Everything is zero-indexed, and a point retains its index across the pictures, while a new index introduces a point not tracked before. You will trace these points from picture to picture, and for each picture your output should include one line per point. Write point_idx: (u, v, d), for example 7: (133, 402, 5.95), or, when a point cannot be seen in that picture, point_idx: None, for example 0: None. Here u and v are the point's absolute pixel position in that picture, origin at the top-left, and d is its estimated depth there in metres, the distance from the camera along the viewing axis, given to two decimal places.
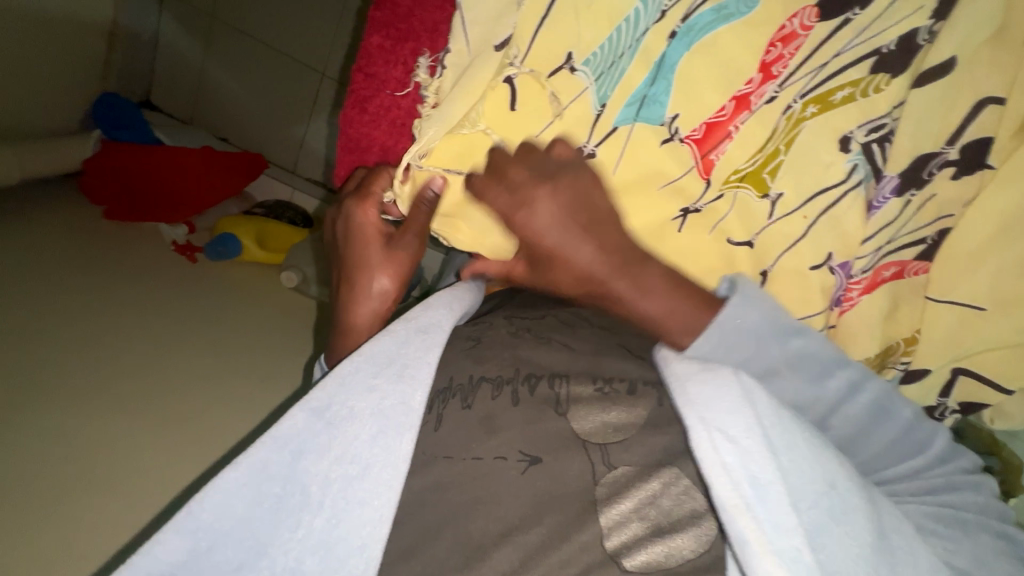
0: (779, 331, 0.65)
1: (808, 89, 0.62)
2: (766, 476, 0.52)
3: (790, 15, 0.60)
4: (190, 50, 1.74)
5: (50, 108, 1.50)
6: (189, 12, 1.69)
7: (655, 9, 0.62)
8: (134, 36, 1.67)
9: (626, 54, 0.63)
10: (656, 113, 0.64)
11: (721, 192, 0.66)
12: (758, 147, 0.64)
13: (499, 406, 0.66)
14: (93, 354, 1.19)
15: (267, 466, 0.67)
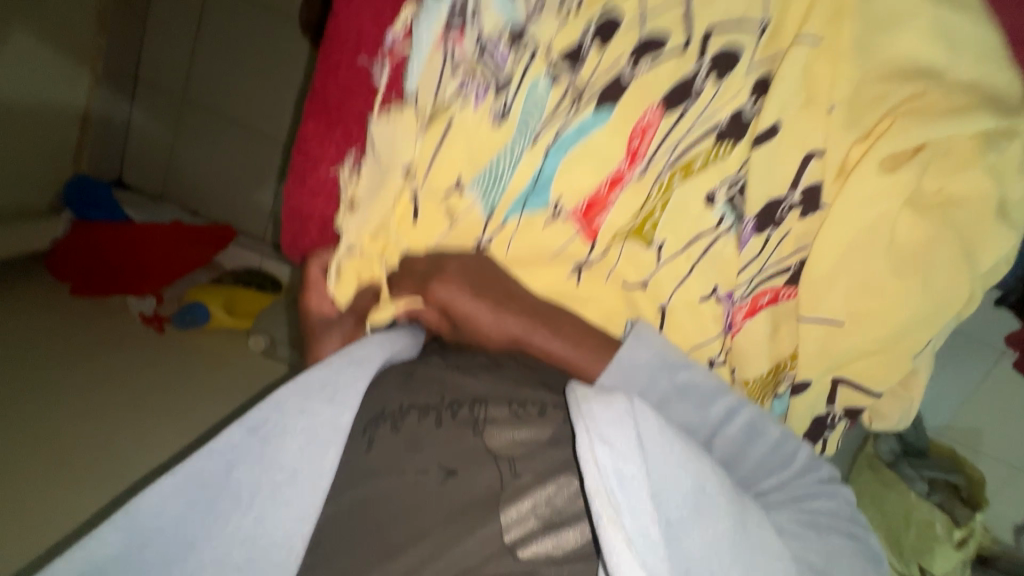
0: (668, 366, 0.61)
1: (672, 161, 0.58)
2: (641, 502, 0.50)
3: (645, 107, 0.55)
4: (162, 133, 1.87)
5: (20, 191, 1.56)
6: (160, 99, 1.84)
7: (529, 133, 0.56)
8: (106, 122, 1.79)
9: (507, 170, 0.57)
10: (540, 202, 0.59)
11: (607, 247, 0.61)
12: (634, 212, 0.60)
13: (423, 428, 0.62)
14: (55, 415, 1.17)
15: (207, 476, 0.62)
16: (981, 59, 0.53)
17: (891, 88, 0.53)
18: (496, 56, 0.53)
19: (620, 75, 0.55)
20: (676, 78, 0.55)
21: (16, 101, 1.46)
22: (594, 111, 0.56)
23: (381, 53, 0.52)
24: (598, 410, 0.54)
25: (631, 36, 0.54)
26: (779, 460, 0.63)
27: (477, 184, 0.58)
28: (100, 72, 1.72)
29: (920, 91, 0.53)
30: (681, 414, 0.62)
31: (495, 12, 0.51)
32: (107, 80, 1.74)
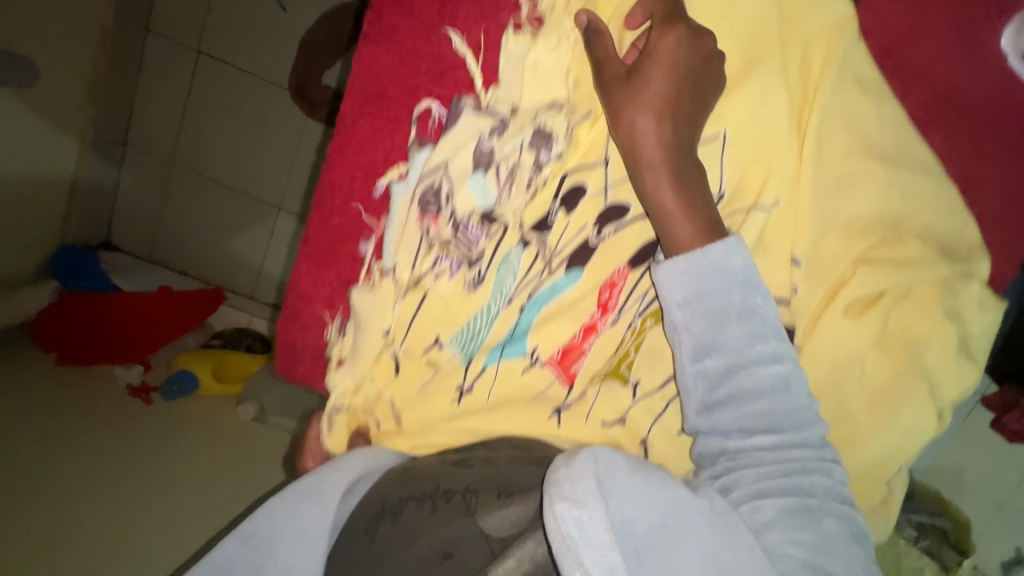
0: (744, 284, 0.53)
1: (643, 310, 0.62)
2: (601, 536, 0.46)
3: (612, 267, 0.61)
4: (152, 197, 1.87)
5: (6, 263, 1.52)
6: (150, 163, 1.85)
7: (504, 294, 0.61)
8: (95, 187, 1.78)
9: (484, 327, 0.62)
10: (517, 350, 0.63)
11: (585, 389, 0.65)
12: (610, 353, 0.64)
13: (420, 519, 0.58)
14: (48, 505, 1.13)
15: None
16: (934, 211, 0.57)
17: (855, 237, 0.57)
18: (468, 234, 0.57)
19: (586, 240, 0.60)
20: (640, 239, 0.60)
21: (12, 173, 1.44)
22: (565, 272, 0.61)
23: (373, 230, 0.60)
24: (562, 466, 0.50)
25: (595, 203, 0.58)
26: (793, 423, 0.53)
27: (456, 342, 0.62)
28: (91, 139, 1.69)
29: (882, 241, 0.57)
30: (732, 337, 0.53)
31: (469, 193, 0.56)
32: (97, 145, 1.72)
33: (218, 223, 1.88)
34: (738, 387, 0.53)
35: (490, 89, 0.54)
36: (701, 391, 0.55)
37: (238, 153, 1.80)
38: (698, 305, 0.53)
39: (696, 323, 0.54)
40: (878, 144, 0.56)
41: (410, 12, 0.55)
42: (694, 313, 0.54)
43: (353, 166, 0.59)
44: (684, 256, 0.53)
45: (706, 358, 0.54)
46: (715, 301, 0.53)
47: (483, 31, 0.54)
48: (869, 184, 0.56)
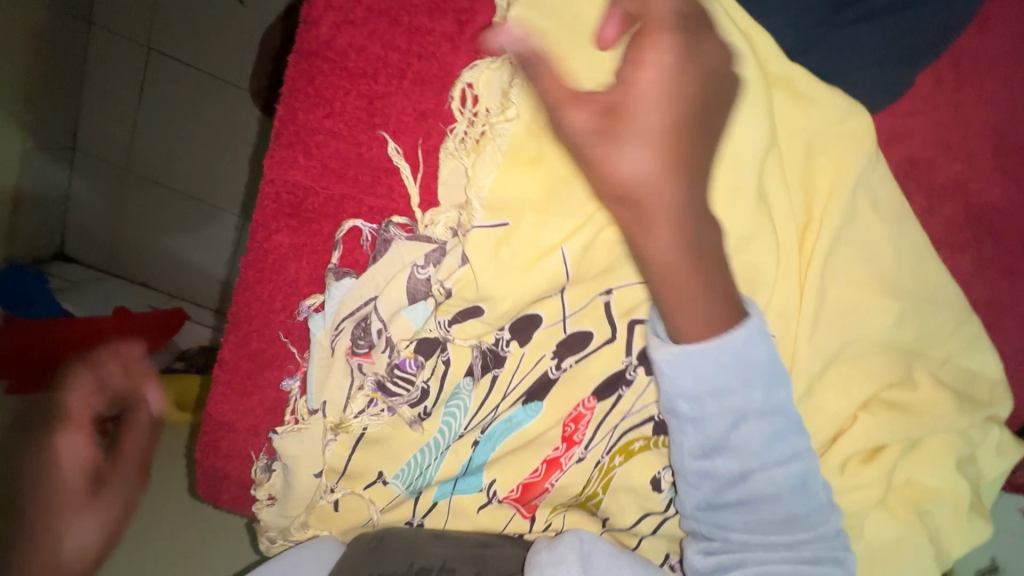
0: (761, 380, 0.43)
1: (612, 444, 0.55)
2: None
3: (577, 400, 0.53)
4: (104, 204, 1.58)
5: None
6: (103, 171, 1.54)
7: (455, 431, 0.54)
8: (42, 198, 1.49)
9: (432, 464, 0.55)
10: (472, 484, 0.57)
11: (549, 520, 0.58)
12: (578, 489, 0.56)
13: None
14: None
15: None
16: (953, 347, 0.50)
17: (863, 378, 0.49)
18: (404, 372, 0.49)
19: (545, 373, 0.52)
20: (607, 369, 0.52)
21: None
22: (523, 405, 0.53)
23: (298, 364, 0.52)
24: (545, 546, 0.51)
25: (553, 332, 0.50)
26: (807, 518, 0.46)
27: (400, 478, 0.55)
28: (32, 145, 1.40)
29: (894, 382, 0.49)
30: (747, 440, 0.44)
31: (406, 321, 0.46)
32: (40, 151, 1.42)
33: (184, 244, 1.58)
34: (750, 491, 0.45)
35: (426, 212, 0.44)
36: (707, 491, 0.47)
37: (208, 164, 1.50)
38: (710, 404, 0.43)
39: (707, 425, 0.44)
40: (897, 274, 0.47)
41: (330, 109, 0.45)
42: (704, 413, 0.44)
43: (271, 285, 0.50)
44: (697, 347, 0.41)
45: (713, 459, 0.45)
46: (732, 401, 0.43)
47: (423, 138, 0.45)
48: (883, 316, 0.47)
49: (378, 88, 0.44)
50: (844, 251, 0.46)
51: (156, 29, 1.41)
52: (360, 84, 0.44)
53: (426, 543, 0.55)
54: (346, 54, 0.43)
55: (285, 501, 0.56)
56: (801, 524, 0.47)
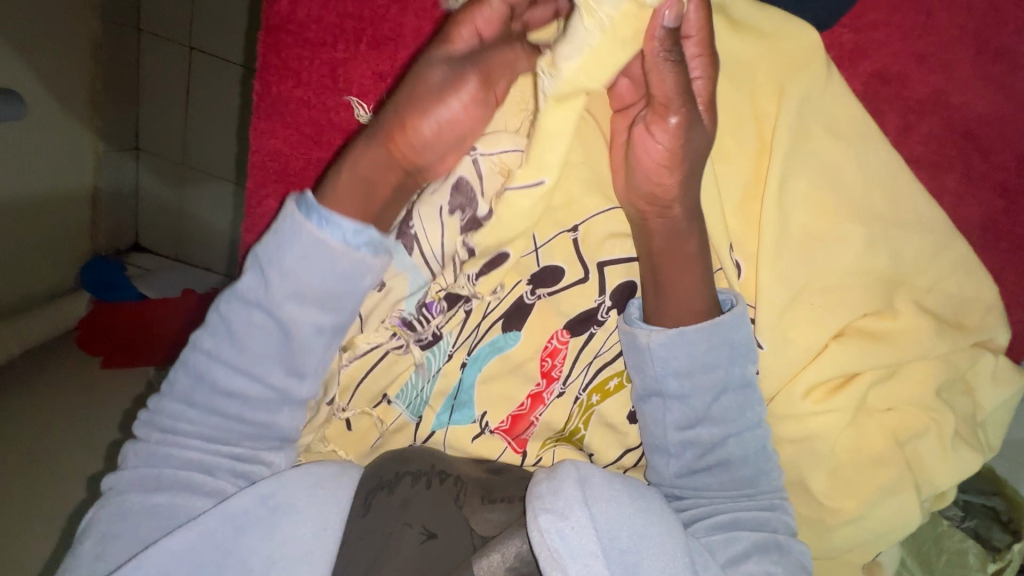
0: (739, 356, 0.49)
1: (588, 381, 0.59)
2: (584, 545, 0.47)
3: (550, 334, 0.57)
4: (166, 195, 1.74)
5: (45, 276, 1.51)
6: (162, 165, 1.69)
7: (444, 351, 0.58)
8: (115, 193, 1.67)
9: (427, 386, 0.60)
10: (465, 416, 0.61)
11: (539, 454, 0.62)
12: (564, 422, 0.61)
13: (419, 498, 0.57)
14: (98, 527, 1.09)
15: (214, 537, 0.51)
16: (935, 274, 0.49)
17: (836, 307, 0.48)
18: (429, 312, 0.54)
19: (521, 297, 0.56)
20: (579, 308, 0.56)
21: (39, 192, 1.41)
22: (502, 332, 0.58)
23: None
24: (545, 478, 0.50)
25: (528, 262, 0.54)
26: (764, 481, 0.53)
27: (402, 398, 0.61)
28: (102, 147, 1.57)
29: (873, 310, 0.49)
30: (723, 407, 0.51)
31: (402, 278, 0.51)
32: (110, 152, 1.60)
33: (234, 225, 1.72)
34: (724, 456, 0.52)
35: None
36: (685, 460, 0.53)
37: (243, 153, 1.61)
38: (698, 377, 0.50)
39: (692, 399, 0.50)
40: (865, 200, 0.46)
41: (298, 78, 0.51)
42: (690, 386, 0.50)
43: None
44: (693, 328, 0.48)
45: (697, 428, 0.51)
46: (717, 376, 0.49)
47: (383, 98, 0.51)
48: (850, 246, 0.47)
49: (339, 55, 0.50)
50: (803, 176, 0.46)
51: (195, 30, 1.51)
52: (321, 53, 0.50)
53: (449, 456, 0.61)
54: (307, 25, 0.50)
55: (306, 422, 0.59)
56: (758, 485, 0.53)
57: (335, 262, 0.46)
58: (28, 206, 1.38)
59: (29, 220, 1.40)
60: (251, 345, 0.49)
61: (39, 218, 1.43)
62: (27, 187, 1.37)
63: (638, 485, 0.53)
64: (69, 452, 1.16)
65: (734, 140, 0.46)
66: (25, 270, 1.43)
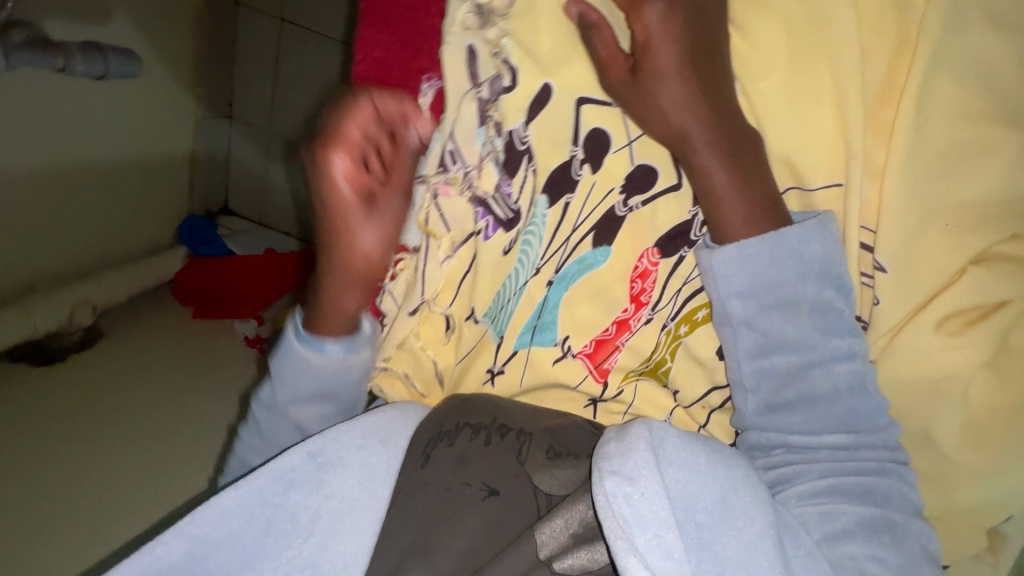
0: (812, 275, 0.65)
1: (675, 312, 0.72)
2: (648, 513, 0.62)
3: (640, 253, 0.70)
4: (254, 160, 1.99)
5: (149, 231, 1.80)
6: (253, 132, 1.95)
7: (532, 264, 0.73)
8: (210, 157, 1.95)
9: (513, 298, 0.75)
10: (548, 337, 0.76)
11: (620, 387, 0.77)
12: (646, 355, 0.75)
13: (474, 447, 0.75)
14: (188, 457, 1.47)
15: (267, 494, 0.77)
16: None
17: (959, 224, 0.64)
18: (505, 196, 0.71)
19: (613, 208, 0.69)
20: (677, 218, 0.68)
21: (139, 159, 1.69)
22: (593, 249, 0.71)
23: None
24: (614, 440, 0.66)
25: (621, 158, 0.67)
26: (865, 416, 0.68)
27: (488, 314, 0.78)
28: (201, 114, 1.85)
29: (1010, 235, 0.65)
30: (797, 328, 0.66)
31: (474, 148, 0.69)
32: (207, 118, 1.87)
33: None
34: (802, 385, 0.67)
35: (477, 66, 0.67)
36: (766, 390, 0.69)
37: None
38: (765, 294, 0.66)
39: (761, 320, 0.67)
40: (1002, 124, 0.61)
41: None
42: (753, 302, 0.66)
43: None
44: (754, 242, 0.64)
45: (772, 354, 0.67)
46: (786, 294, 0.65)
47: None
48: (989, 163, 0.62)
49: None
50: (946, 78, 0.60)
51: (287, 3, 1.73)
52: None
53: (508, 408, 0.78)
54: None
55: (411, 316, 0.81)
56: (859, 427, 0.68)
57: (323, 373, 0.79)
58: (128, 174, 1.66)
59: (133, 186, 1.69)
60: (278, 428, 0.85)
61: (141, 186, 1.72)
62: (130, 156, 1.65)
63: (720, 455, 0.67)
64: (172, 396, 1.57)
65: (878, 40, 0.61)
66: (131, 229, 1.73)
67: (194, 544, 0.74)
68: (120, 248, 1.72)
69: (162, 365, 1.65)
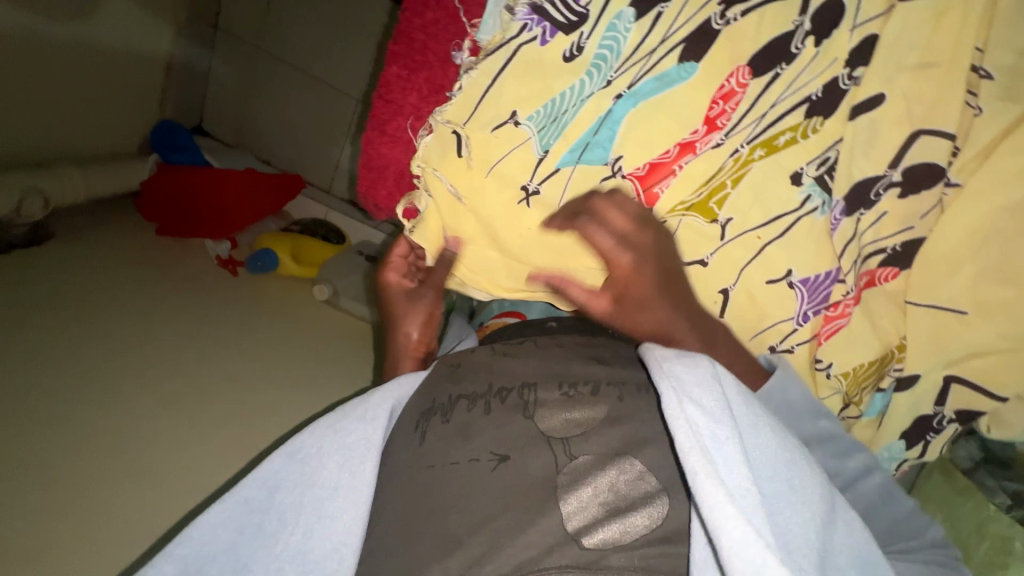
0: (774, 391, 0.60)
1: (754, 136, 0.56)
2: (734, 458, 0.47)
3: (731, 72, 0.54)
4: (238, 81, 1.87)
5: (112, 135, 1.65)
6: (238, 48, 1.82)
7: (603, 76, 0.55)
8: (189, 69, 1.81)
9: (569, 111, 0.57)
10: (598, 156, 0.58)
11: (664, 219, 0.59)
12: (702, 181, 0.58)
13: (473, 415, 0.60)
14: (132, 359, 1.19)
15: (252, 500, 0.64)
16: None
17: None
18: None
19: (709, 22, 0.53)
20: (775, 34, 0.53)
21: (112, 49, 1.53)
22: (678, 64, 0.54)
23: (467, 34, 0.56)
24: (684, 363, 0.54)
25: None
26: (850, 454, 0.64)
27: (534, 120, 0.57)
28: (185, 18, 1.71)
29: None
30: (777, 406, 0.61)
31: None
32: (190, 25, 1.74)
33: (311, 127, 1.86)
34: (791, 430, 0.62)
35: None
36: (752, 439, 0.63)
37: (345, 52, 1.72)
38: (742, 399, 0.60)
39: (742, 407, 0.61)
40: None
41: None
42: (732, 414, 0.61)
43: None
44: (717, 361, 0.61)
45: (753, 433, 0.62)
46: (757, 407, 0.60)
47: None
48: None
49: None
50: None
51: None
52: None
53: (505, 368, 0.65)
54: None
55: (434, 156, 0.60)
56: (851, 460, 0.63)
57: None
58: (97, 62, 1.50)
59: (98, 74, 1.52)
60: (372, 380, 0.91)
61: (109, 77, 1.55)
62: (103, 40, 1.49)
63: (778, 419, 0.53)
64: (123, 295, 1.33)
65: None
66: (94, 125, 1.57)
67: (185, 562, 0.59)
68: (82, 146, 1.57)
69: (132, 270, 1.43)
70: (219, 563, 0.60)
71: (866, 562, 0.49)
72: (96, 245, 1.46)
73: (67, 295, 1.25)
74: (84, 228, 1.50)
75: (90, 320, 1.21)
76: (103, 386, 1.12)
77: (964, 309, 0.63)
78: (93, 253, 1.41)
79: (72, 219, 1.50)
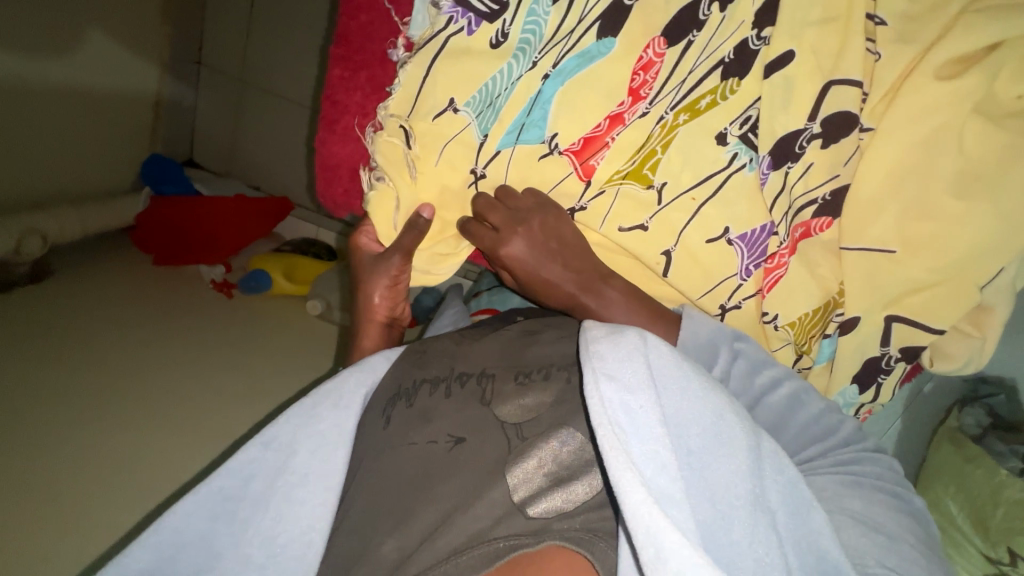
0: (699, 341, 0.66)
1: (677, 101, 0.61)
2: (650, 425, 0.50)
3: (647, 44, 0.59)
4: (224, 111, 1.94)
5: (105, 172, 1.71)
6: (222, 80, 1.89)
7: (529, 58, 0.60)
8: (177, 104, 1.88)
9: (502, 95, 0.61)
10: (534, 135, 0.62)
11: (603, 189, 0.65)
12: (634, 148, 0.63)
13: (434, 400, 0.63)
14: (132, 384, 1.24)
15: (225, 491, 0.62)
16: None
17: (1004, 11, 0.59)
18: None
19: None
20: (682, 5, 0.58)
21: (101, 91, 1.60)
22: (597, 40, 0.59)
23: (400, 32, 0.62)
24: (606, 340, 0.56)
25: None
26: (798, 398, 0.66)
27: (471, 105, 0.61)
28: (170, 57, 1.78)
29: None
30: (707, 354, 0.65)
31: None
32: (175, 62, 1.81)
33: (296, 150, 1.92)
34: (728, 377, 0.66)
35: None
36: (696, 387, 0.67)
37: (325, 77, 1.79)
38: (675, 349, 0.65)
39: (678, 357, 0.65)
40: None
41: None
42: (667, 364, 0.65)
43: None
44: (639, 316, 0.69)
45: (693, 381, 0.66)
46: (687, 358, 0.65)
47: None
48: None
49: None
50: None
51: None
52: None
53: (464, 354, 0.67)
54: None
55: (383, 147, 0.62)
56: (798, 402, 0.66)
57: None
58: (87, 104, 1.57)
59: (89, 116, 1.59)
60: None
61: (99, 118, 1.62)
62: (91, 84, 1.56)
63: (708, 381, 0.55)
64: (120, 323, 1.37)
65: None
66: (88, 164, 1.64)
67: (162, 555, 0.60)
68: (77, 185, 1.63)
69: (129, 298, 1.48)
70: (195, 553, 0.61)
71: (796, 504, 0.52)
72: (94, 279, 1.51)
73: (67, 326, 1.30)
74: (82, 262, 1.56)
75: (90, 349, 1.27)
76: (104, 411, 1.16)
77: (893, 247, 0.67)
78: (91, 286, 1.46)
79: (70, 254, 1.56)
